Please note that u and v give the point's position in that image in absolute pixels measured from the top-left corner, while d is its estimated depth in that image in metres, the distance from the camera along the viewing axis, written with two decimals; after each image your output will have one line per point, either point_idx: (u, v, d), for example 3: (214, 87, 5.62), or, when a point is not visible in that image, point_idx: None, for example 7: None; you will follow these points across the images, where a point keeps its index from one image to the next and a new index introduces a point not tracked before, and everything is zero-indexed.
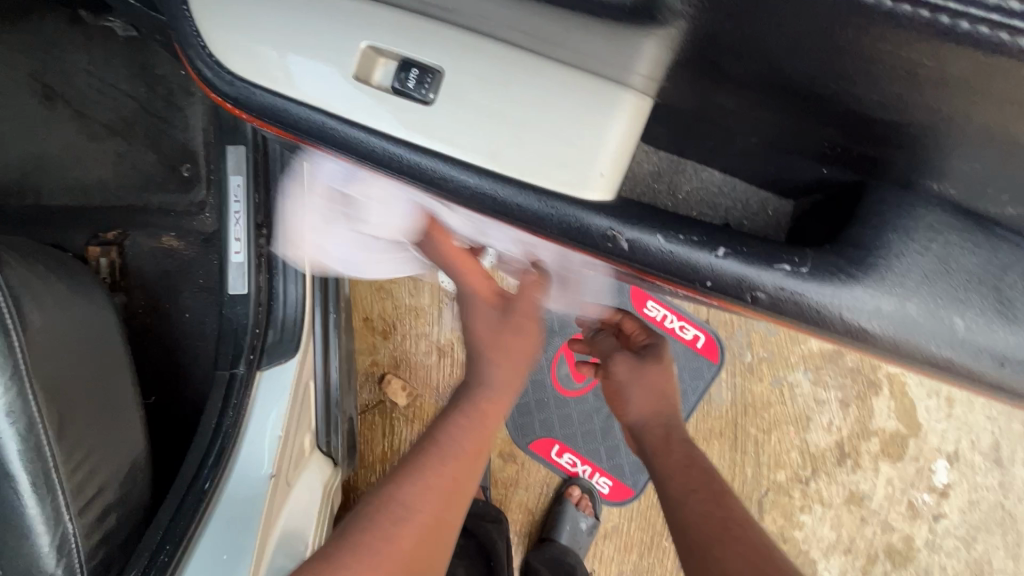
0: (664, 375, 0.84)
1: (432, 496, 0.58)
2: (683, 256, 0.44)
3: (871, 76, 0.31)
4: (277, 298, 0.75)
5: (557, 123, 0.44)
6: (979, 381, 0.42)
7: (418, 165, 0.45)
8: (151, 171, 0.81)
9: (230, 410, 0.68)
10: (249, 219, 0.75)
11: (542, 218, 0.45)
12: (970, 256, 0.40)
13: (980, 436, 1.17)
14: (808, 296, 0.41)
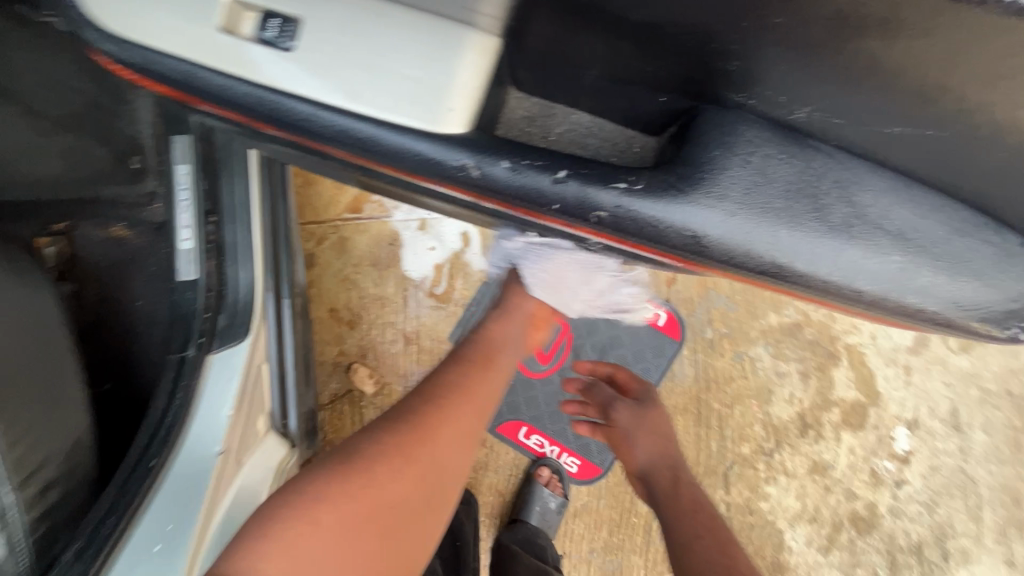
0: (663, 424, 0.98)
1: (454, 403, 0.77)
2: (531, 182, 0.49)
3: None
4: (229, 282, 0.76)
5: (403, 60, 0.45)
6: (811, 286, 0.49)
7: (292, 109, 0.48)
8: (101, 166, 0.80)
9: (178, 392, 0.68)
10: (197, 206, 0.74)
11: (401, 154, 0.49)
12: (785, 167, 0.47)
13: (938, 402, 1.19)
14: (640, 210, 0.48)
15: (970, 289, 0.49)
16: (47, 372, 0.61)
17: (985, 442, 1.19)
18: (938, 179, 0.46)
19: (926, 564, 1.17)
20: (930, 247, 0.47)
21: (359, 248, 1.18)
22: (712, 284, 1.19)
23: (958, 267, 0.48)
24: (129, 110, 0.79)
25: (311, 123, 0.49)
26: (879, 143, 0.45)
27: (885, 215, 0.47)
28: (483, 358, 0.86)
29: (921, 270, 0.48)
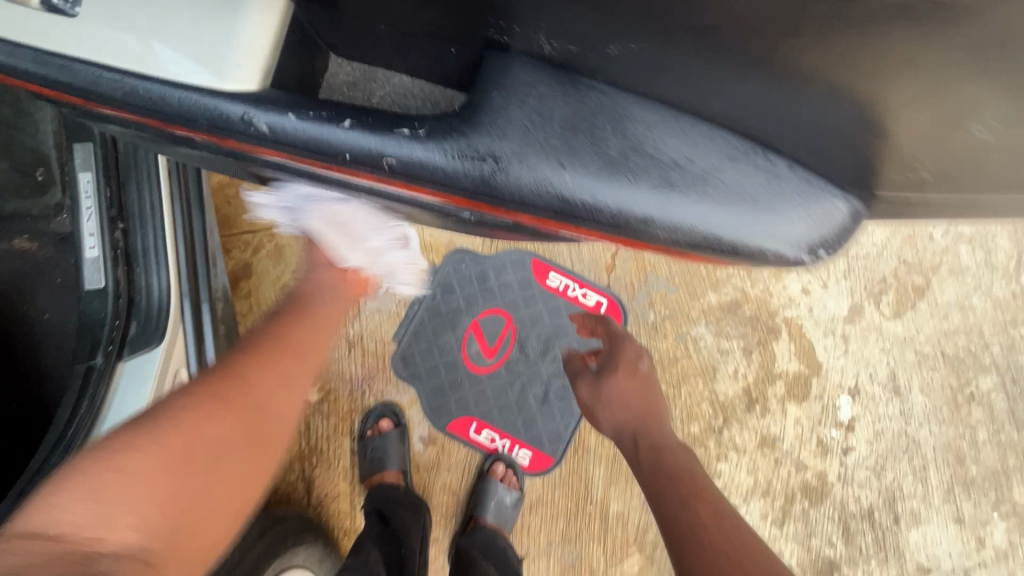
0: (632, 386, 0.93)
1: (294, 347, 0.75)
2: (315, 132, 0.47)
3: None
4: (138, 287, 0.75)
5: (195, 25, 0.48)
6: (604, 220, 0.47)
7: (99, 80, 0.48)
8: (7, 179, 0.78)
9: (85, 401, 0.67)
10: (102, 214, 0.74)
11: (196, 116, 0.48)
12: (561, 105, 0.48)
13: (877, 368, 1.22)
14: (419, 153, 0.47)
15: (762, 221, 0.47)
16: None
17: (925, 404, 1.22)
18: (707, 111, 0.48)
19: (878, 529, 1.19)
20: (711, 178, 0.47)
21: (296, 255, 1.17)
22: (651, 267, 1.21)
23: (760, 202, 0.47)
24: (32, 122, 0.79)
25: (119, 95, 0.48)
26: (666, 83, 0.48)
27: (659, 145, 0.47)
28: (298, 302, 0.83)
29: (711, 202, 0.47)
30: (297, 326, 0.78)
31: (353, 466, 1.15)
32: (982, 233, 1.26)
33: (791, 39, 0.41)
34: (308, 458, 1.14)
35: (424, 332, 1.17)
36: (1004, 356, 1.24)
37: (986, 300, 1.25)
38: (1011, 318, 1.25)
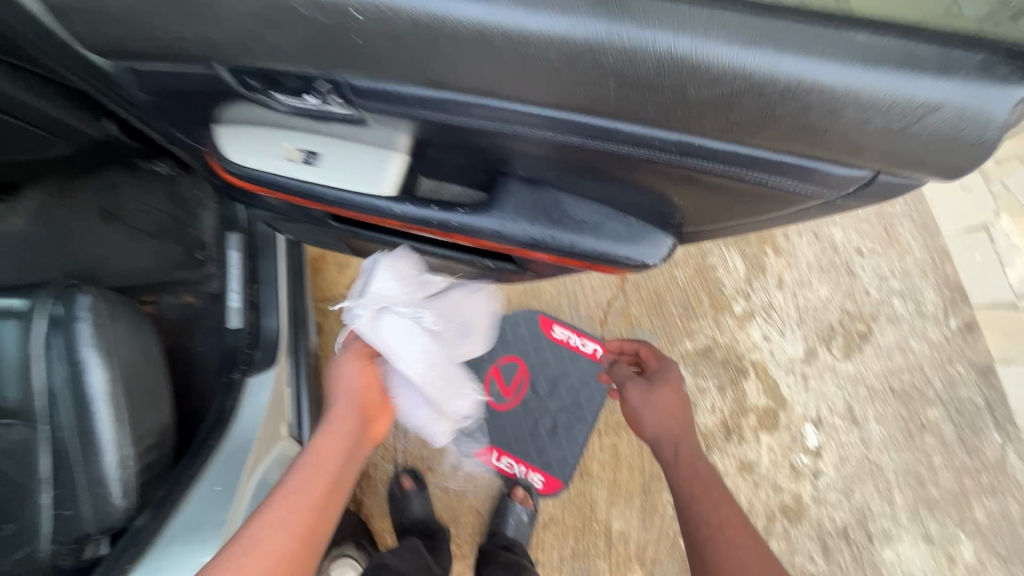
0: (676, 398, 1.01)
1: (313, 492, 0.77)
2: (412, 214, 0.65)
3: (545, 150, 0.51)
4: (262, 329, 1.07)
5: (355, 160, 0.63)
6: (573, 263, 0.65)
7: (287, 183, 0.66)
8: (177, 258, 1.15)
9: (229, 399, 0.98)
10: (242, 278, 1.09)
11: (348, 203, 0.66)
12: (529, 195, 0.61)
13: (835, 402, 1.45)
14: (467, 224, 0.64)
15: (652, 248, 0.61)
16: (159, 383, 0.87)
17: (881, 432, 1.42)
18: (618, 201, 0.58)
19: (854, 546, 1.34)
20: (627, 236, 0.61)
21: None
22: (635, 321, 1.51)
23: (642, 241, 0.61)
24: (198, 221, 1.18)
25: (298, 189, 0.67)
26: (600, 187, 0.56)
27: (590, 216, 0.61)
28: (312, 456, 0.81)
29: (629, 256, 0.61)
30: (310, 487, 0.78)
31: None
32: (910, 287, 1.54)
33: (688, 186, 0.51)
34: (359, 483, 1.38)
35: None
36: (947, 391, 1.45)
37: (923, 342, 1.49)
38: (948, 357, 1.48)
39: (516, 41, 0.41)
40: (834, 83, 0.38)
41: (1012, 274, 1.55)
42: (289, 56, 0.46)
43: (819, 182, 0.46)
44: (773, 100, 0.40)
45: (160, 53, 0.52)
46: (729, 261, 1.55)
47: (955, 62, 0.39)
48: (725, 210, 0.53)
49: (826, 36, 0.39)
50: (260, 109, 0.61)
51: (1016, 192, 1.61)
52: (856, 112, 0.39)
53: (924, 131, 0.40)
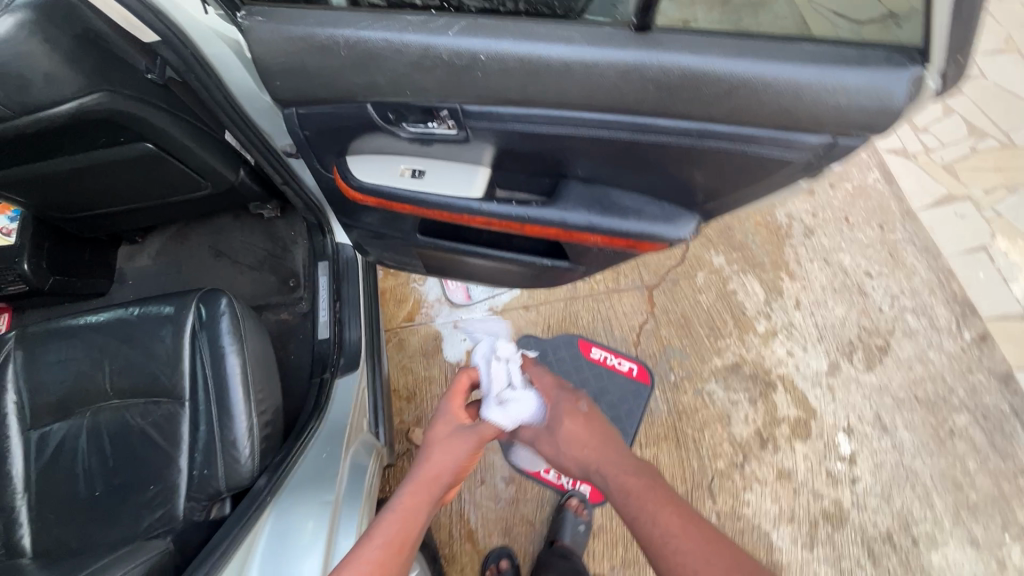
0: (580, 425, 1.04)
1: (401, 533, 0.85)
2: (495, 211, 0.85)
3: (602, 146, 0.71)
4: (346, 339, 1.25)
5: (451, 173, 0.85)
6: (621, 243, 0.83)
7: (398, 192, 0.87)
8: (273, 285, 1.36)
9: (323, 395, 1.14)
10: (330, 298, 1.29)
11: (446, 205, 0.86)
12: (586, 191, 0.81)
13: (863, 411, 1.53)
14: (539, 215, 0.83)
15: (683, 226, 0.79)
16: (273, 371, 1.05)
17: (912, 438, 1.49)
18: (653, 188, 0.77)
19: (900, 551, 1.37)
20: (663, 217, 0.79)
21: (412, 344, 1.69)
22: (666, 341, 1.65)
23: (675, 221, 0.79)
24: (291, 255, 1.39)
25: (407, 198, 0.88)
26: (640, 176, 0.76)
27: (633, 204, 0.80)
28: (398, 512, 0.89)
29: (665, 232, 0.79)
30: (392, 538, 0.84)
31: (451, 502, 1.47)
32: (921, 304, 1.66)
33: (705, 167, 0.70)
34: None
35: None
36: (971, 398, 1.53)
37: (941, 353, 1.59)
38: (967, 366, 1.57)
39: (588, 66, 0.62)
40: (797, 78, 0.58)
41: (1016, 289, 1.66)
42: (428, 91, 0.69)
43: (797, 147, 0.64)
44: (755, 89, 0.59)
45: (331, 98, 0.75)
46: (748, 286, 1.72)
47: (870, 57, 0.58)
48: (735, 183, 0.71)
49: (783, 48, 0.59)
50: (384, 138, 0.83)
51: (1008, 217, 1.77)
52: (808, 92, 0.58)
53: (868, 105, 0.58)
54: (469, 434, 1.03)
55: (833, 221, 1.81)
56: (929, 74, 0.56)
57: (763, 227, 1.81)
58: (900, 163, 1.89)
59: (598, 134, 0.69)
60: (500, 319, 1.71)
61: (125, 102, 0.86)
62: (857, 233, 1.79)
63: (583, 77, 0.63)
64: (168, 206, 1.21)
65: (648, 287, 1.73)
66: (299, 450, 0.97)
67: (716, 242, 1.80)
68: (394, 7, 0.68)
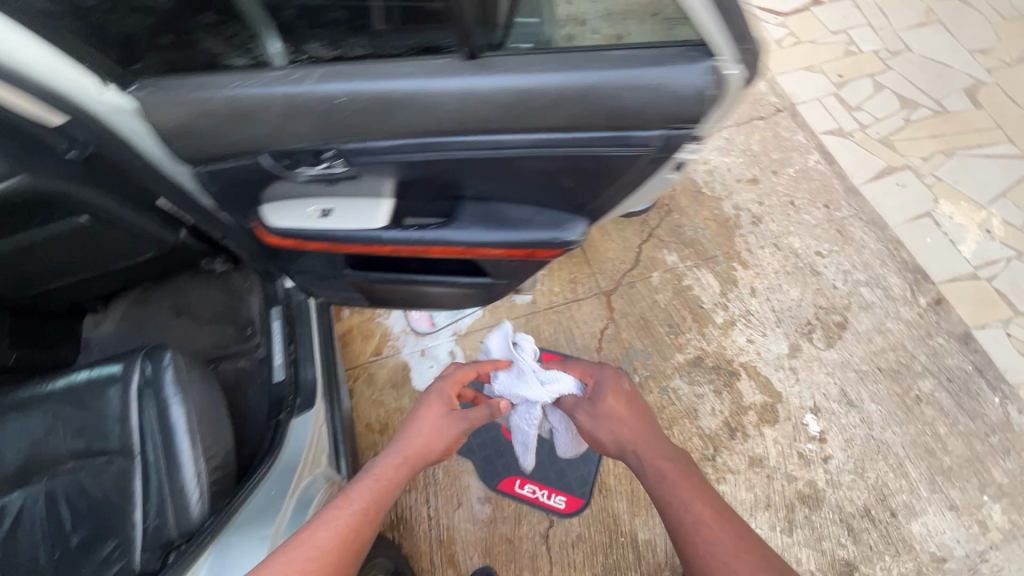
0: (621, 403, 1.17)
1: (380, 497, 1.00)
2: (400, 237, 0.89)
3: (474, 164, 0.76)
4: (301, 379, 1.29)
5: (354, 210, 0.90)
6: (521, 252, 0.87)
7: (309, 232, 0.93)
8: (231, 335, 1.41)
9: (277, 435, 1.17)
10: (283, 340, 1.33)
11: (354, 237, 0.92)
12: (479, 208, 0.86)
13: (828, 388, 1.54)
14: (439, 236, 0.88)
15: (573, 230, 0.84)
16: (223, 417, 1.08)
17: (880, 410, 1.49)
18: (537, 198, 0.82)
19: (880, 524, 1.36)
20: (552, 223, 0.84)
21: (381, 378, 1.72)
22: (628, 344, 1.68)
23: (564, 227, 0.84)
24: (246, 304, 1.44)
25: (318, 235, 0.93)
26: (520, 187, 0.80)
27: (523, 215, 0.84)
28: (381, 480, 1.02)
29: (559, 237, 0.84)
30: (370, 504, 0.98)
31: (430, 529, 1.47)
32: (874, 276, 1.68)
33: (569, 172, 0.75)
34: (397, 526, 1.48)
35: None
36: (934, 362, 1.53)
37: (899, 322, 1.60)
38: (926, 331, 1.58)
39: (435, 97, 0.68)
40: (619, 82, 0.64)
41: (966, 250, 1.68)
42: (305, 135, 0.75)
43: (638, 143, 0.69)
44: (582, 95, 0.65)
45: (227, 153, 0.81)
46: (703, 280, 1.75)
47: (670, 57, 0.64)
48: (603, 183, 0.76)
49: (594, 58, 0.66)
50: (287, 184, 0.89)
51: (948, 180, 1.81)
52: (627, 92, 0.64)
53: (683, 96, 0.64)
54: (459, 419, 1.17)
55: (779, 206, 1.85)
56: (723, 64, 0.62)
57: (712, 221, 1.85)
58: (837, 143, 1.94)
59: (465, 154, 0.74)
60: (463, 342, 1.75)
61: (49, 180, 0.92)
62: (804, 215, 1.82)
63: (433, 105, 0.68)
64: (119, 272, 1.27)
65: (605, 293, 1.76)
66: (247, 491, 1.00)
67: (667, 241, 1.83)
68: (259, 70, 0.75)
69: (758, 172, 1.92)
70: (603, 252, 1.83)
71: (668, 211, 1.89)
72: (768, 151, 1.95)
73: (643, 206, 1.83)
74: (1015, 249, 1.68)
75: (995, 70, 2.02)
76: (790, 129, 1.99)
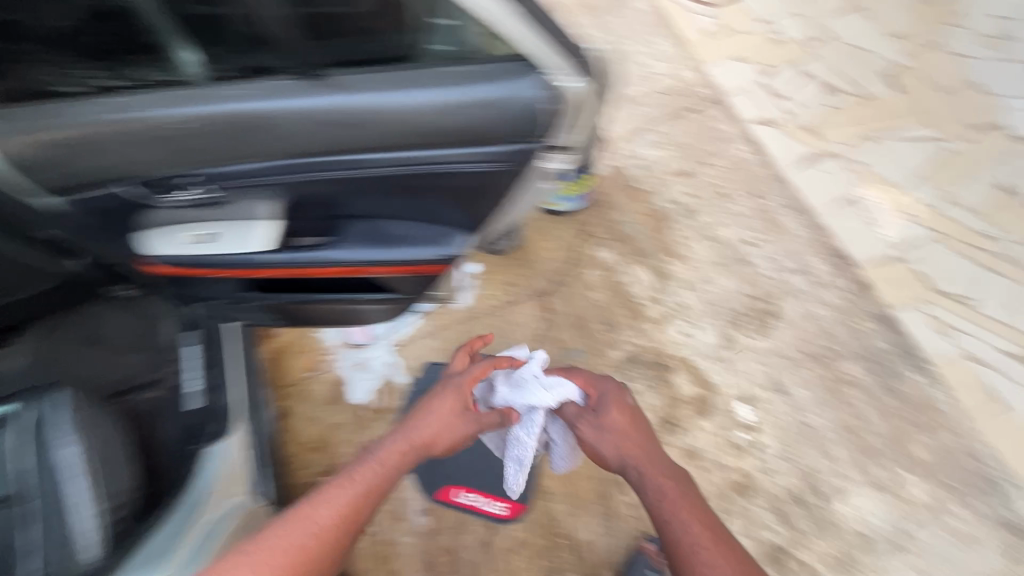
0: (624, 417, 1.20)
1: (377, 485, 1.06)
2: (288, 257, 1.00)
3: (343, 180, 0.91)
4: (218, 406, 1.28)
5: (230, 234, 0.98)
6: (398, 261, 1.00)
7: (199, 258, 1.01)
8: (146, 361, 1.24)
9: (189, 467, 1.17)
10: (198, 365, 1.29)
11: (243, 262, 1.01)
12: (358, 226, 1.00)
13: (759, 376, 1.56)
14: (321, 256, 0.99)
15: (441, 244, 1.00)
16: (125, 457, 1.03)
17: (808, 394, 1.52)
18: (404, 212, 0.98)
19: (808, 508, 1.40)
20: (421, 236, 1.00)
21: (318, 393, 1.68)
22: (565, 344, 1.68)
23: (433, 237, 1.00)
24: (162, 327, 1.30)
25: (208, 261, 1.02)
26: (387, 202, 0.96)
27: (397, 228, 1.00)
28: (385, 468, 1.08)
29: (431, 244, 0.99)
30: (370, 489, 1.04)
31: (369, 545, 1.45)
32: (802, 263, 1.71)
33: (421, 181, 0.92)
34: None
35: None
36: (858, 344, 1.57)
37: (826, 308, 1.64)
38: (851, 315, 1.61)
39: (300, 116, 0.83)
40: (444, 101, 0.82)
41: (887, 233, 1.72)
42: (192, 151, 0.87)
43: (487, 157, 0.88)
44: (418, 111, 0.82)
45: None
46: (638, 276, 1.76)
47: (497, 74, 0.82)
48: (460, 192, 0.93)
49: (435, 75, 0.83)
50: (168, 212, 0.97)
51: (871, 166, 1.84)
52: (454, 108, 0.82)
53: (508, 109, 0.83)
54: (472, 415, 1.19)
55: (710, 198, 1.87)
56: (557, 77, 0.82)
57: (646, 216, 1.86)
58: (766, 132, 1.96)
59: (332, 161, 0.87)
60: (402, 351, 1.72)
61: None
62: (734, 206, 1.84)
63: (299, 121, 0.83)
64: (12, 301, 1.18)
65: (543, 295, 1.76)
66: (152, 530, 1.01)
67: (603, 238, 1.83)
68: (149, 91, 0.87)
69: (691, 165, 1.94)
70: (540, 252, 1.82)
71: (603, 207, 1.88)
72: (700, 143, 1.97)
73: (579, 203, 1.84)
74: (935, 230, 1.71)
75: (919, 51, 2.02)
76: (721, 120, 2.00)
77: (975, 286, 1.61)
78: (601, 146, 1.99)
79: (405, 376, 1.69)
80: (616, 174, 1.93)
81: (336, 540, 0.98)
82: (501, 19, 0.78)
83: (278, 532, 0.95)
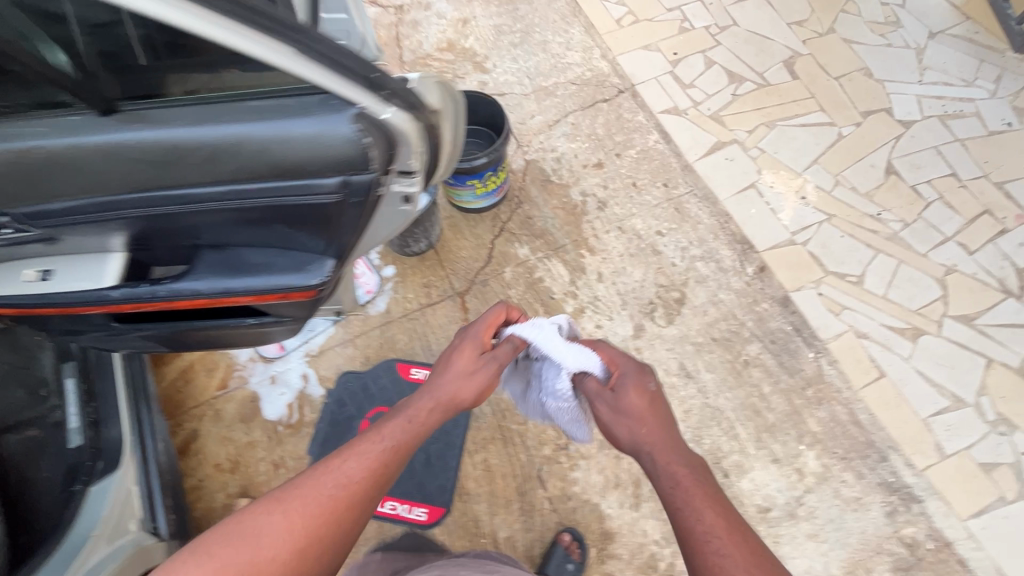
0: (645, 401, 1.02)
1: (402, 440, 0.97)
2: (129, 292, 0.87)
3: (174, 211, 0.80)
4: (105, 440, 1.18)
5: (77, 268, 0.88)
6: (257, 294, 0.89)
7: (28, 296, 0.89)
8: (22, 401, 1.16)
9: (71, 508, 1.06)
10: (79, 399, 1.19)
11: (78, 298, 0.88)
12: (208, 257, 0.88)
13: (668, 364, 1.62)
14: (168, 287, 0.87)
15: (303, 271, 0.89)
16: None
17: (713, 378, 1.60)
18: (257, 241, 0.87)
19: None
20: (280, 264, 0.89)
21: (229, 412, 1.61)
22: None
23: (297, 265, 0.89)
24: (38, 362, 1.21)
25: (42, 299, 0.89)
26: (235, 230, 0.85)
27: (255, 257, 0.89)
28: (414, 424, 0.99)
29: (290, 276, 0.88)
30: (400, 443, 0.96)
31: None
32: (708, 251, 1.77)
33: (266, 212, 0.81)
34: None
35: (329, 441, 1.58)
36: (759, 327, 1.65)
37: (729, 293, 1.71)
38: (752, 299, 1.69)
39: (111, 145, 0.73)
40: (270, 131, 0.73)
41: (784, 217, 1.81)
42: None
43: (323, 191, 0.79)
44: (235, 144, 0.73)
45: None
46: (553, 270, 1.77)
47: (312, 106, 0.74)
48: (311, 223, 0.84)
49: (244, 105, 0.75)
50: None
51: (770, 152, 1.92)
52: (277, 140, 0.74)
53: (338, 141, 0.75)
54: (491, 361, 1.08)
55: (622, 189, 1.89)
56: (374, 109, 0.74)
57: (561, 210, 1.87)
58: (674, 122, 2.00)
59: (156, 196, 0.78)
60: (317, 362, 1.67)
61: None
62: (645, 196, 1.88)
63: (112, 151, 0.74)
64: None
65: (459, 295, 1.74)
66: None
67: (518, 234, 1.83)
68: None
69: (603, 157, 1.95)
70: (456, 251, 1.81)
71: (518, 203, 1.88)
72: (611, 134, 1.99)
73: (493, 199, 1.80)
74: (827, 212, 1.80)
75: (811, 40, 2.10)
76: (631, 110, 2.02)
77: (864, 267, 1.71)
78: (512, 141, 1.98)
79: (321, 388, 1.64)
80: (530, 169, 1.93)
81: (360, 495, 0.89)
82: (275, 47, 0.67)
83: (304, 482, 0.89)
